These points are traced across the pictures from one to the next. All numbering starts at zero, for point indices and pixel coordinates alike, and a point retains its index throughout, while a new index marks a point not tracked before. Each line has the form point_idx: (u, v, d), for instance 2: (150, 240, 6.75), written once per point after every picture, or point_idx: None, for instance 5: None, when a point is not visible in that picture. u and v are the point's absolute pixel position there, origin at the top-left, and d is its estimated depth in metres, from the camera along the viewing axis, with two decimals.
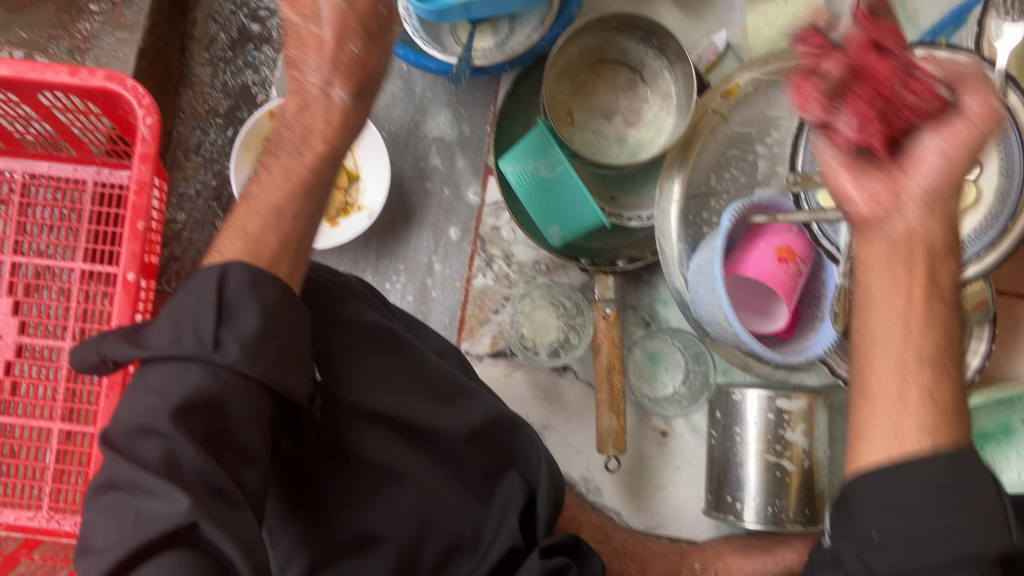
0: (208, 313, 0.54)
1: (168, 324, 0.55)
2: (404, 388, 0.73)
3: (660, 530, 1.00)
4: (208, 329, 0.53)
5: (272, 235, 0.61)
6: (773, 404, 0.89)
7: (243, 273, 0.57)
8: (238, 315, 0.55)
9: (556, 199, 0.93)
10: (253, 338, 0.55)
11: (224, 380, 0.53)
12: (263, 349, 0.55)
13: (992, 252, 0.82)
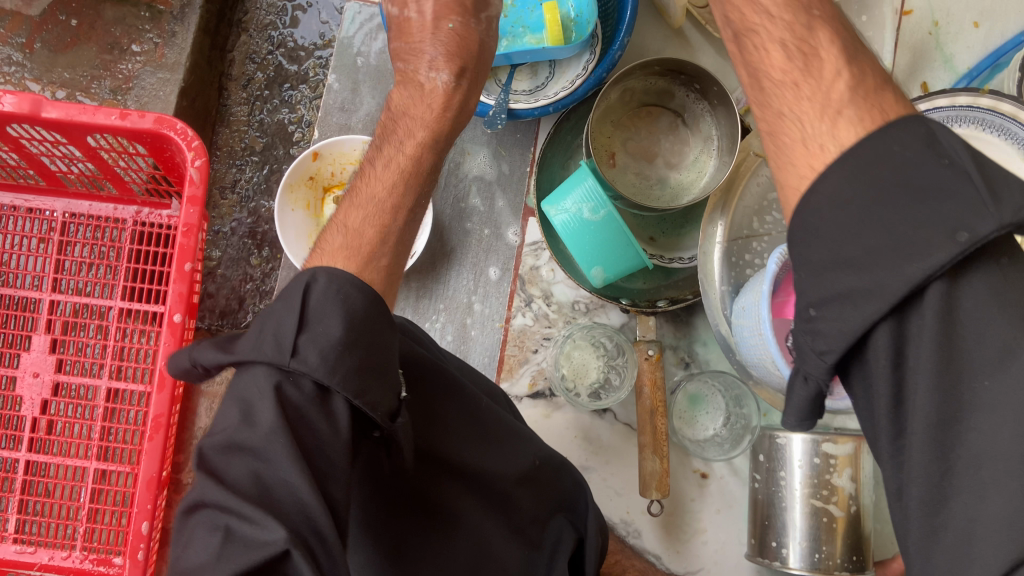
0: (290, 319, 0.51)
1: (254, 332, 0.52)
2: (458, 432, 0.72)
3: (700, 575, 1.00)
4: (288, 336, 0.50)
5: (371, 229, 0.63)
6: (819, 448, 0.88)
7: (331, 281, 0.54)
8: (323, 322, 0.51)
9: (599, 242, 0.93)
10: (335, 349, 0.51)
11: (303, 390, 0.50)
12: (344, 358, 0.51)
13: None
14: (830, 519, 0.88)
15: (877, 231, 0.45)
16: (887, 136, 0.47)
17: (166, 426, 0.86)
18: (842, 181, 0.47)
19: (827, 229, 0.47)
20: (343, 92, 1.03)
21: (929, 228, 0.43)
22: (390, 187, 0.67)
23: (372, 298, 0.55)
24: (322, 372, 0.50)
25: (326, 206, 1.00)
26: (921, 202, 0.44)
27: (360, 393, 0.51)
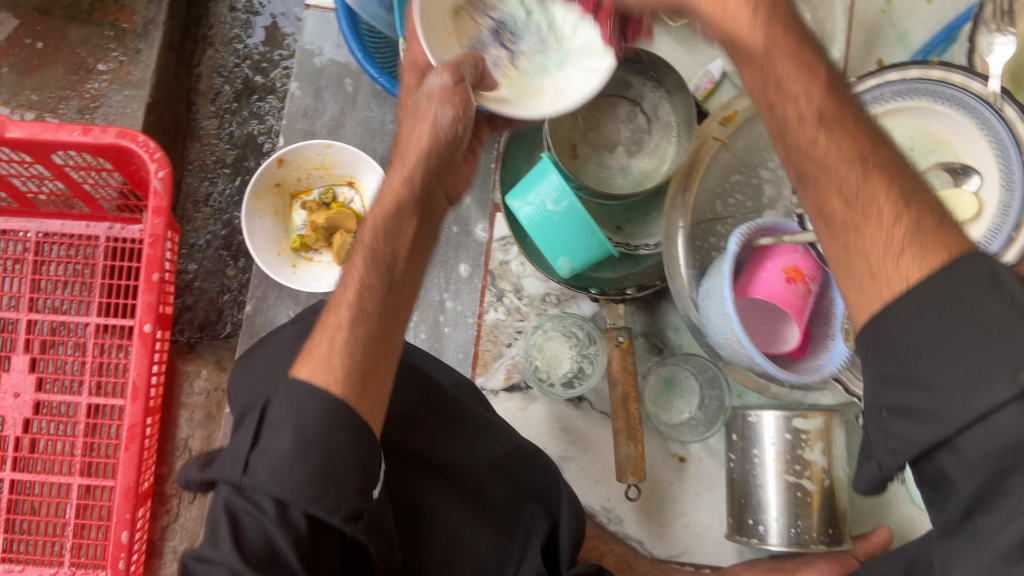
0: (244, 439, 0.57)
1: (225, 451, 0.58)
2: (416, 422, 0.75)
3: (683, 558, 1.00)
4: (242, 454, 0.56)
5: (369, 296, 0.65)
6: (790, 424, 0.89)
7: (282, 395, 0.58)
8: (275, 436, 0.55)
9: (564, 232, 0.94)
10: (284, 460, 0.54)
11: (249, 498, 0.55)
12: (294, 470, 0.54)
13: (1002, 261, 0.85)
14: (804, 493, 0.89)
15: (971, 361, 0.45)
16: (953, 274, 0.46)
17: (141, 435, 0.87)
18: (914, 302, 0.47)
19: (910, 345, 0.47)
20: (306, 99, 1.04)
21: (990, 367, 0.44)
22: (374, 284, 0.65)
23: (330, 402, 0.57)
24: (272, 486, 0.54)
25: (294, 212, 1.02)
26: (949, 318, 0.46)
27: (317, 499, 0.54)
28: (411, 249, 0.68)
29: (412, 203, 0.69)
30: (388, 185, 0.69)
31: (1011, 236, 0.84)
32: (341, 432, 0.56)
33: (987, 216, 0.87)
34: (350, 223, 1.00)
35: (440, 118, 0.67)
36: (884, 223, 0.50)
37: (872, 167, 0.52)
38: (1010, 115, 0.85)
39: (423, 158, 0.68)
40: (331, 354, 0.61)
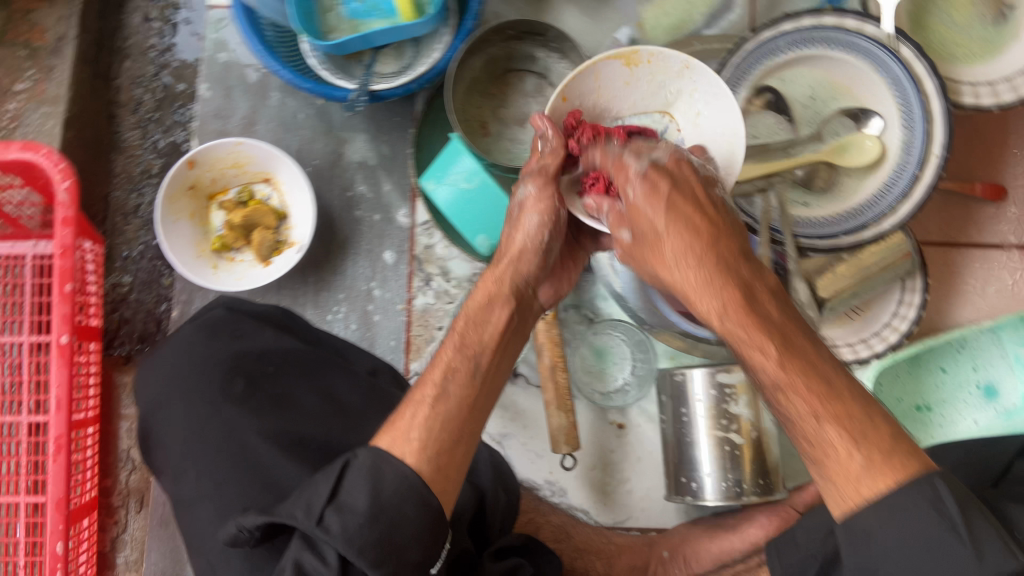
0: (324, 491, 0.58)
1: (296, 498, 0.59)
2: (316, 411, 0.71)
3: (630, 524, 1.00)
4: (318, 505, 0.57)
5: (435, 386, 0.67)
6: (715, 380, 0.90)
7: (367, 456, 0.60)
8: (350, 495, 0.57)
9: (480, 210, 0.94)
10: (356, 521, 0.56)
11: (326, 553, 0.56)
12: (363, 531, 0.55)
13: (906, 203, 0.86)
14: (734, 448, 0.90)
15: (927, 562, 0.53)
16: (906, 503, 0.53)
17: (67, 445, 0.87)
18: (878, 514, 0.54)
19: (868, 537, 0.54)
20: (215, 99, 1.04)
21: (938, 567, 0.53)
22: (460, 369, 0.68)
23: (406, 475, 0.59)
24: (340, 542, 0.55)
25: (213, 213, 1.02)
26: (924, 549, 0.53)
27: (377, 564, 0.55)
28: (505, 336, 0.73)
29: (506, 296, 0.75)
30: (482, 286, 0.76)
31: (914, 175, 0.86)
32: (410, 504, 0.58)
33: (890, 160, 0.88)
34: (269, 219, 1.00)
35: (527, 221, 0.75)
36: (877, 477, 0.55)
37: (864, 448, 0.56)
38: (908, 53, 0.85)
39: (517, 259, 0.77)
40: (412, 427, 0.63)
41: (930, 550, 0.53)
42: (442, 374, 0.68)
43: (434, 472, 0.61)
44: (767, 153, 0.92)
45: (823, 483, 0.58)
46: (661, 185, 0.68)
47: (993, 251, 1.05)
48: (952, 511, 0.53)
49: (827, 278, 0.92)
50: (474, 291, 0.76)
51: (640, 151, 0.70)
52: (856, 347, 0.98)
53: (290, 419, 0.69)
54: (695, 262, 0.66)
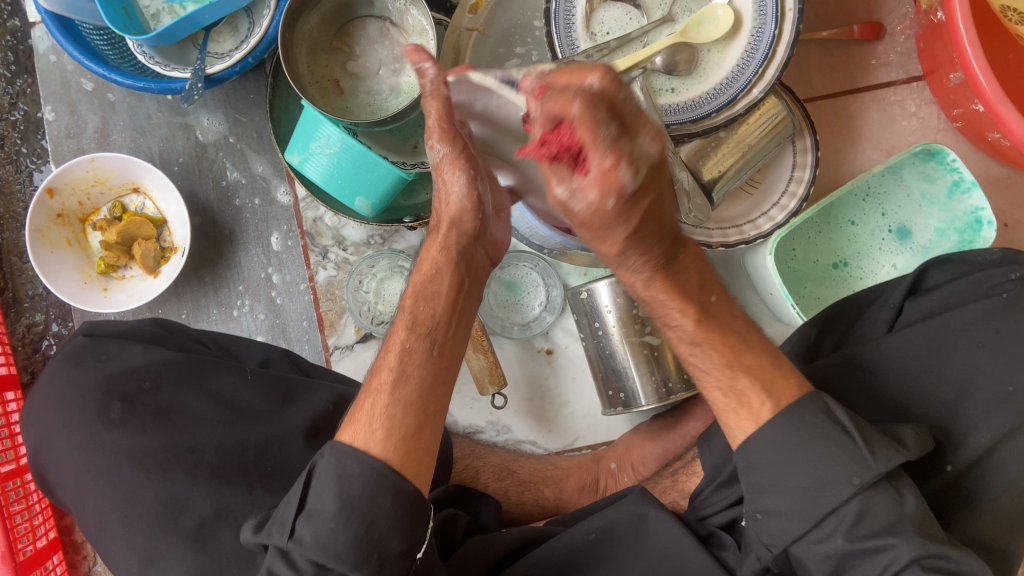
0: (294, 500, 0.60)
1: (294, 498, 0.60)
2: (204, 419, 0.70)
3: (578, 444, 0.99)
4: (289, 518, 0.59)
5: (410, 379, 0.65)
6: (621, 288, 0.87)
7: (331, 459, 0.59)
8: (318, 500, 0.58)
9: (353, 172, 0.89)
10: (328, 525, 0.57)
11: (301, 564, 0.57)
12: (336, 535, 0.57)
13: (771, 66, 0.84)
14: (653, 349, 0.88)
15: (804, 475, 0.59)
16: (798, 414, 0.60)
17: None
18: (772, 449, 0.60)
19: (758, 465, 0.61)
20: (63, 119, 1.01)
21: (834, 475, 0.58)
22: (417, 348, 0.67)
23: (373, 466, 0.59)
24: (313, 550, 0.57)
25: (90, 235, 0.99)
26: (803, 448, 0.59)
27: (358, 566, 0.56)
28: (458, 299, 0.71)
29: (453, 258, 0.71)
30: (429, 253, 0.71)
31: (773, 35, 0.83)
32: (384, 498, 0.58)
33: (747, 24, 0.86)
34: (146, 229, 0.97)
35: (455, 184, 0.67)
36: (751, 409, 0.62)
37: (739, 371, 0.64)
38: None
39: (456, 223, 0.70)
40: (373, 418, 0.63)
41: (813, 462, 0.59)
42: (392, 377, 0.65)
43: (404, 460, 0.61)
44: (625, 43, 0.85)
45: (711, 398, 0.66)
46: (613, 226, 0.56)
47: (888, 90, 1.00)
48: (844, 419, 0.59)
49: (709, 159, 0.87)
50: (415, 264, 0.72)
51: (592, 183, 0.51)
52: (757, 222, 0.94)
53: (174, 432, 0.69)
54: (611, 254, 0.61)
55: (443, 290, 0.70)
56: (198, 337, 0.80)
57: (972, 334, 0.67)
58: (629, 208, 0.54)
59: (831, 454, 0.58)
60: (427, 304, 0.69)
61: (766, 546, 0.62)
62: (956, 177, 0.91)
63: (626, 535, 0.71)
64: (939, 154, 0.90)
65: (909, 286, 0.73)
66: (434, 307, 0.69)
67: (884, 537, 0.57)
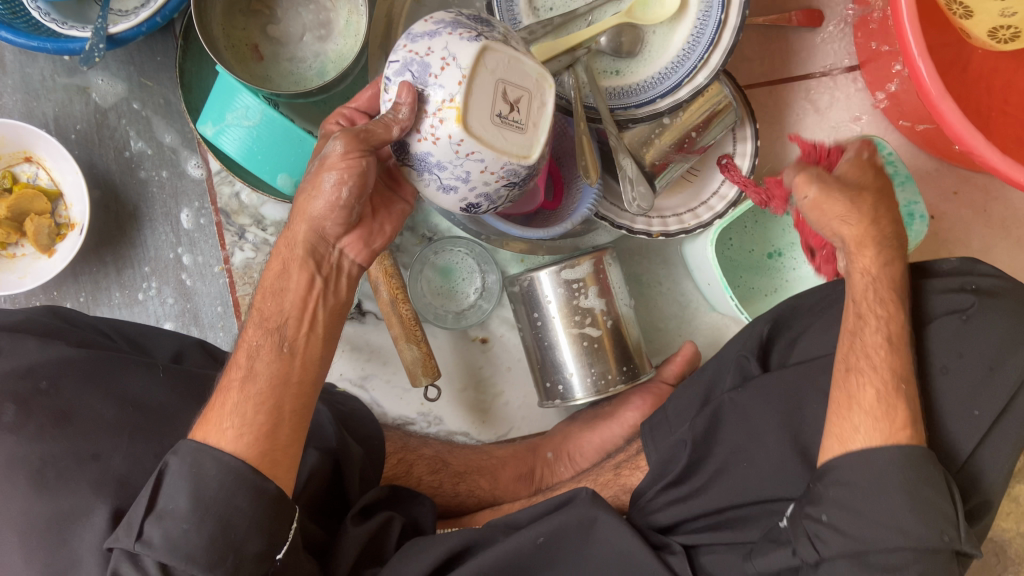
0: (143, 498, 0.54)
1: (145, 496, 0.54)
2: (108, 422, 0.63)
3: (512, 435, 0.97)
4: (137, 518, 0.53)
5: (261, 376, 0.59)
6: (561, 277, 0.85)
7: (185, 455, 0.54)
8: (170, 500, 0.53)
9: (274, 147, 0.82)
10: (179, 526, 0.52)
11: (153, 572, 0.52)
12: (189, 536, 0.52)
13: (716, 51, 0.81)
14: (592, 341, 0.86)
15: (881, 513, 0.60)
16: (909, 464, 0.60)
17: None
18: (856, 471, 0.61)
19: (844, 483, 0.61)
20: None
21: (928, 524, 0.59)
22: (262, 344, 0.60)
23: (230, 465, 0.54)
24: (163, 552, 0.52)
25: None
26: (892, 488, 0.60)
27: (212, 568, 0.52)
28: (309, 301, 0.62)
29: (302, 257, 0.62)
30: (277, 253, 0.63)
31: (721, 19, 0.80)
32: (241, 495, 0.54)
33: (693, 6, 0.83)
34: (39, 203, 0.88)
35: (323, 181, 0.59)
36: (892, 429, 0.62)
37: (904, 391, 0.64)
38: None
39: (313, 221, 0.61)
40: (224, 418, 0.57)
41: (897, 510, 0.60)
42: (244, 380, 0.59)
43: (263, 455, 0.57)
44: (568, 21, 0.82)
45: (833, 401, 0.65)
46: (869, 168, 0.69)
47: (826, 78, 1.00)
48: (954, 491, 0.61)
49: (653, 147, 0.85)
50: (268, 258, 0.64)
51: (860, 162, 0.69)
52: (696, 211, 0.92)
53: (78, 436, 0.62)
54: (856, 237, 0.68)
55: (291, 284, 0.62)
56: (100, 328, 0.72)
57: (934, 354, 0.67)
58: (872, 164, 0.69)
59: (915, 498, 0.60)
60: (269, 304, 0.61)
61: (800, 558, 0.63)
62: (892, 171, 0.92)
63: (576, 536, 0.71)
64: (878, 146, 0.90)
65: None
66: (284, 299, 0.61)
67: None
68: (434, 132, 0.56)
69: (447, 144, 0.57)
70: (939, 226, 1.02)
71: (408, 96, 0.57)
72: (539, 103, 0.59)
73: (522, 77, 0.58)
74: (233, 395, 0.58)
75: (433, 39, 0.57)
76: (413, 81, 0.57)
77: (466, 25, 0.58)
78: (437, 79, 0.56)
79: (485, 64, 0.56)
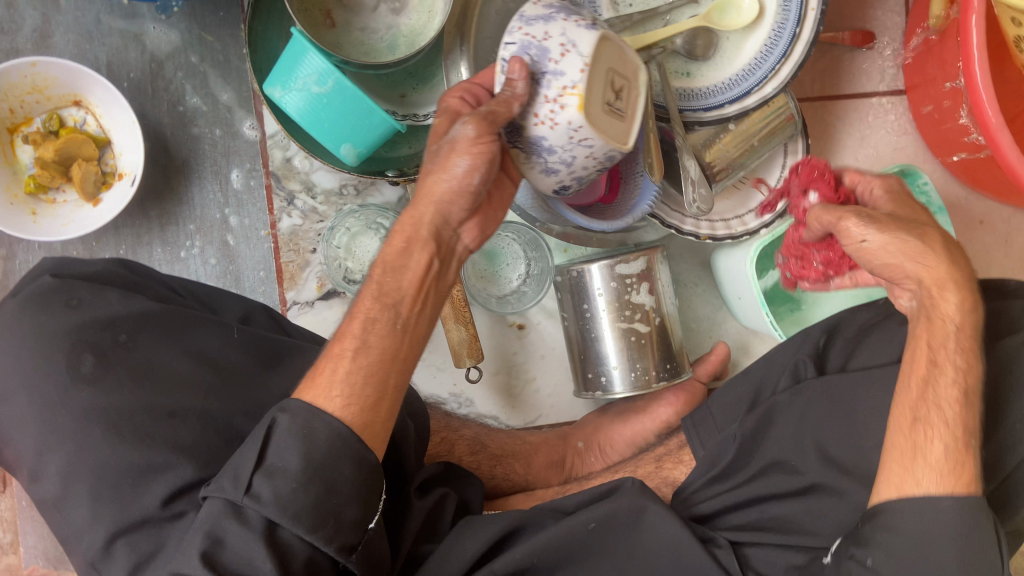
0: (252, 450, 0.54)
1: (254, 447, 0.54)
2: (185, 381, 0.62)
3: (540, 422, 0.98)
4: (245, 472, 0.53)
5: (376, 347, 0.58)
6: (614, 272, 0.85)
7: (297, 414, 0.55)
8: (280, 457, 0.53)
9: (339, 114, 0.80)
10: (289, 485, 0.53)
11: (256, 529, 0.52)
12: (298, 495, 0.53)
13: (787, 64, 0.83)
14: (638, 337, 0.87)
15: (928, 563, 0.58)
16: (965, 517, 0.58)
17: None
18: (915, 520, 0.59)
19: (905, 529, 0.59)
20: None
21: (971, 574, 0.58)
22: (379, 318, 0.58)
23: (339, 430, 0.54)
24: (272, 509, 0.52)
25: (18, 148, 0.87)
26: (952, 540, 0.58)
27: (314, 529, 0.53)
28: (425, 282, 0.61)
29: (426, 238, 0.61)
30: (399, 229, 0.61)
31: (795, 33, 0.81)
32: (346, 462, 0.54)
33: (769, 17, 0.84)
34: (88, 149, 0.86)
35: (454, 164, 0.59)
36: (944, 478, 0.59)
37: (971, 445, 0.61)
38: None
39: (440, 203, 0.61)
40: (333, 382, 0.56)
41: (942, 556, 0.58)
42: (356, 351, 0.57)
43: (366, 426, 0.56)
44: (646, 19, 0.83)
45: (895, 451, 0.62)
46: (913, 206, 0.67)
47: (871, 100, 1.02)
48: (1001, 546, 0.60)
49: (714, 148, 0.87)
50: (387, 233, 0.62)
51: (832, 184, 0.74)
52: (744, 218, 0.93)
53: (154, 391, 0.61)
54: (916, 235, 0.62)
55: (411, 262, 0.60)
56: (169, 286, 0.71)
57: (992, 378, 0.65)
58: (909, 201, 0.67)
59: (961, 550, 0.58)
60: (384, 282, 0.60)
61: None
62: (924, 201, 0.93)
63: (624, 526, 0.69)
64: (912, 175, 0.92)
65: None
66: (400, 275, 0.60)
67: None
68: (554, 117, 0.58)
69: (563, 130, 0.59)
70: (962, 251, 1.05)
71: (522, 74, 0.57)
72: (635, 91, 0.62)
73: (626, 61, 0.60)
74: (342, 364, 0.57)
75: (549, 23, 0.58)
76: (533, 64, 0.58)
77: (575, 11, 0.59)
78: (559, 66, 0.57)
79: (602, 54, 0.58)
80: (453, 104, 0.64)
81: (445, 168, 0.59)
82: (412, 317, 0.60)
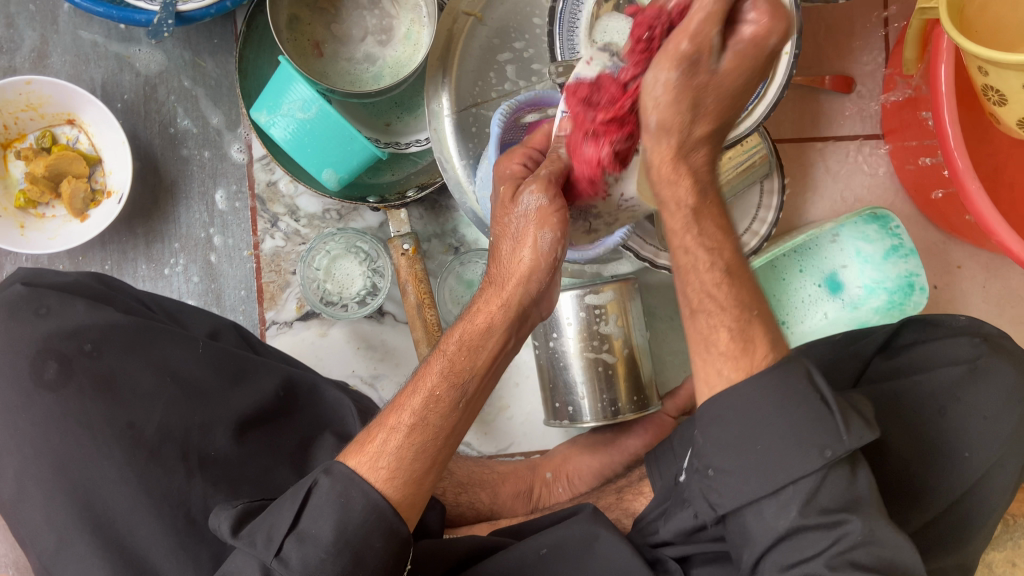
0: (289, 517, 0.54)
1: (291, 509, 0.55)
2: (148, 395, 0.64)
3: (512, 449, 0.99)
4: (279, 534, 0.54)
5: (436, 421, 0.58)
6: (583, 302, 0.87)
7: (335, 481, 0.55)
8: (314, 523, 0.54)
9: (322, 142, 0.82)
10: (318, 554, 0.53)
11: None
12: (325, 565, 0.53)
13: (760, 106, 0.77)
14: (607, 367, 0.88)
15: (766, 446, 0.54)
16: (780, 380, 0.55)
17: None
18: (744, 405, 0.55)
19: (725, 423, 0.56)
20: None
21: (801, 443, 0.53)
22: (443, 397, 0.58)
23: (377, 503, 0.54)
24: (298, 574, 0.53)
25: (11, 163, 0.90)
26: (770, 425, 0.54)
27: None
28: (497, 361, 0.60)
29: (512, 318, 0.59)
30: (485, 303, 0.59)
31: (767, 76, 0.76)
32: (377, 535, 0.54)
33: None
34: (78, 166, 0.88)
35: (538, 240, 0.56)
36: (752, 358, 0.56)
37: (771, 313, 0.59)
38: None
39: (526, 281, 0.58)
40: (380, 455, 0.56)
41: (776, 443, 0.54)
42: (410, 426, 0.57)
43: (406, 499, 0.56)
44: None
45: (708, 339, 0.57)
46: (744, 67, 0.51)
47: (850, 143, 1.04)
48: (825, 390, 0.55)
49: None
50: (471, 305, 0.60)
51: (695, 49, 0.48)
52: None
53: (117, 405, 0.63)
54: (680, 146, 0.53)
55: (487, 340, 0.59)
56: (141, 300, 0.73)
57: (936, 402, 0.68)
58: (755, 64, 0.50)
59: (796, 418, 0.54)
60: (455, 362, 0.58)
61: (711, 506, 0.58)
62: (896, 242, 0.94)
63: (577, 553, 0.69)
64: (882, 218, 0.94)
65: (880, 344, 0.77)
66: (469, 354, 0.59)
67: (838, 516, 0.53)
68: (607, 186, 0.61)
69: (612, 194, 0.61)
70: (938, 295, 1.06)
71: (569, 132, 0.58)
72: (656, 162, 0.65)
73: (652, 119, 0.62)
74: (391, 437, 0.57)
75: None
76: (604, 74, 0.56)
77: None
78: None
79: None
80: (513, 171, 0.61)
81: (523, 247, 0.57)
82: (475, 397, 0.60)
